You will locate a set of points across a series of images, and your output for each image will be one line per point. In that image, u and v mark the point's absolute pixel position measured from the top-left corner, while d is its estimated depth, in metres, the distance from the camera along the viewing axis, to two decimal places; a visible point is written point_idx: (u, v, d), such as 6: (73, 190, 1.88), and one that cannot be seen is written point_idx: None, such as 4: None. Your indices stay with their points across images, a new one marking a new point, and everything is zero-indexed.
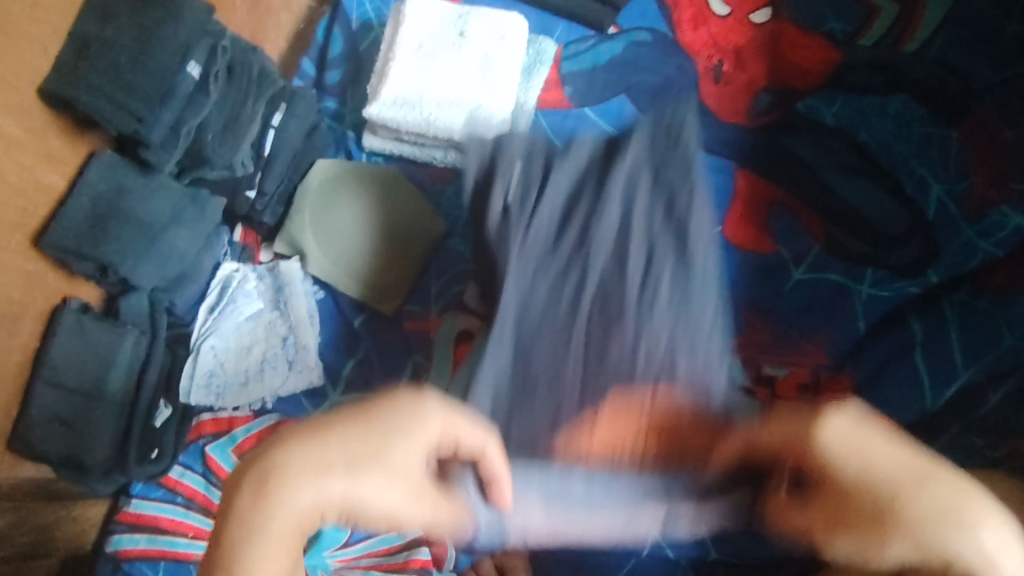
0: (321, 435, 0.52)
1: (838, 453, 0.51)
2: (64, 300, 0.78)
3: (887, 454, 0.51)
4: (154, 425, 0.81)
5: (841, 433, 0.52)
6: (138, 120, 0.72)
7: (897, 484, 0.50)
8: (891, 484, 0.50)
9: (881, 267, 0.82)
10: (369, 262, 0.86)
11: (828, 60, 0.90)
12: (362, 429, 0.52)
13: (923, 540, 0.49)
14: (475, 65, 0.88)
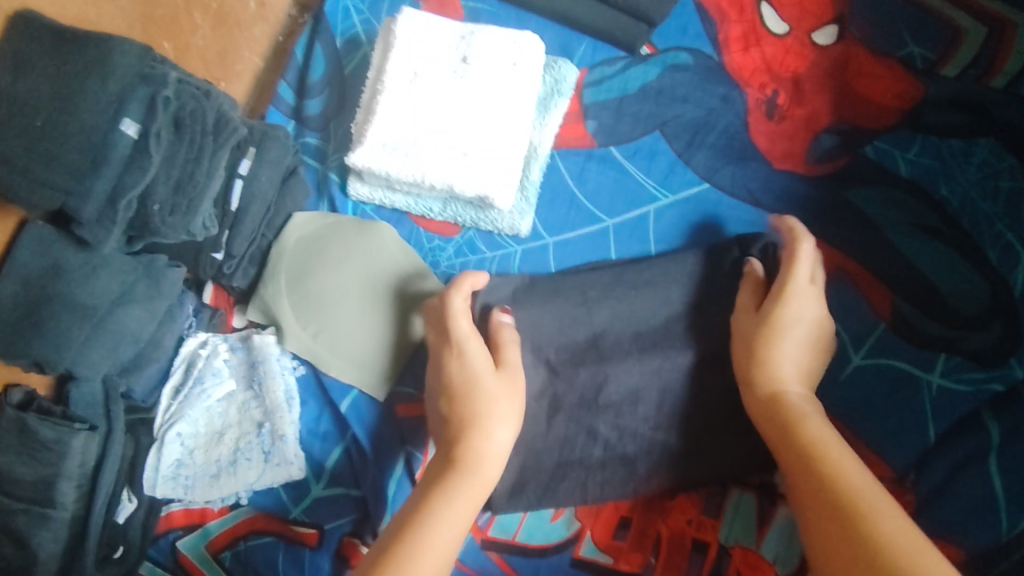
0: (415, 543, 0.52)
1: (796, 396, 0.61)
2: (3, 389, 0.67)
3: (880, 491, 0.51)
4: (116, 521, 0.72)
5: (791, 370, 0.63)
6: (63, 194, 0.60)
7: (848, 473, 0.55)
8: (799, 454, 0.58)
9: (955, 352, 0.71)
10: (355, 335, 0.74)
11: (905, 94, 0.76)
12: (448, 500, 0.57)
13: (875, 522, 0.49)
14: (482, 99, 0.73)
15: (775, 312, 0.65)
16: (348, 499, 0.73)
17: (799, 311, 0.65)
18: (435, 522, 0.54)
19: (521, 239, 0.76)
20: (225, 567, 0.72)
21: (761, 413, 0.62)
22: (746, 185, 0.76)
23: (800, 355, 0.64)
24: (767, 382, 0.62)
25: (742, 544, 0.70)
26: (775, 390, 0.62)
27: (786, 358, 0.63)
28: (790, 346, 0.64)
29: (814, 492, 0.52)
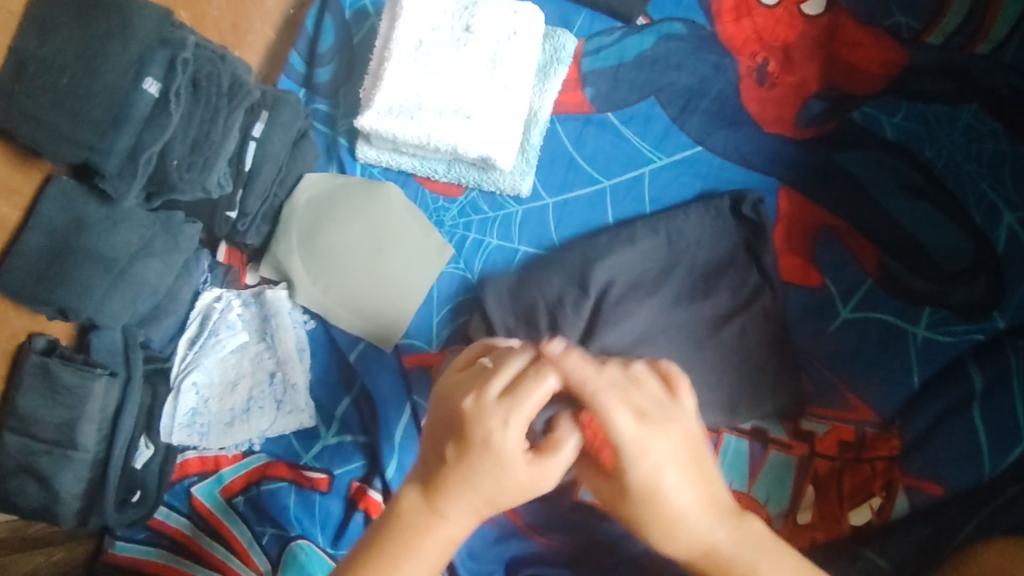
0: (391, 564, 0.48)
1: (711, 552, 0.49)
2: (28, 338, 0.71)
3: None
4: (134, 466, 0.75)
5: (679, 490, 0.48)
6: (88, 149, 0.63)
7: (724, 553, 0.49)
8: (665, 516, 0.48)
9: (940, 306, 0.74)
10: (362, 290, 0.77)
11: (890, 61, 0.79)
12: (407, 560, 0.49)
13: None
14: (483, 66, 0.77)
15: (608, 432, 0.48)
16: (357, 446, 0.76)
17: (654, 452, 0.47)
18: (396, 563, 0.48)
19: (521, 199, 0.80)
20: (239, 510, 0.76)
21: (670, 556, 0.51)
22: (736, 148, 0.79)
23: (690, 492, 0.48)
24: (686, 539, 0.49)
25: (737, 487, 0.73)
26: (698, 523, 0.48)
27: (628, 437, 0.47)
28: (680, 485, 0.48)
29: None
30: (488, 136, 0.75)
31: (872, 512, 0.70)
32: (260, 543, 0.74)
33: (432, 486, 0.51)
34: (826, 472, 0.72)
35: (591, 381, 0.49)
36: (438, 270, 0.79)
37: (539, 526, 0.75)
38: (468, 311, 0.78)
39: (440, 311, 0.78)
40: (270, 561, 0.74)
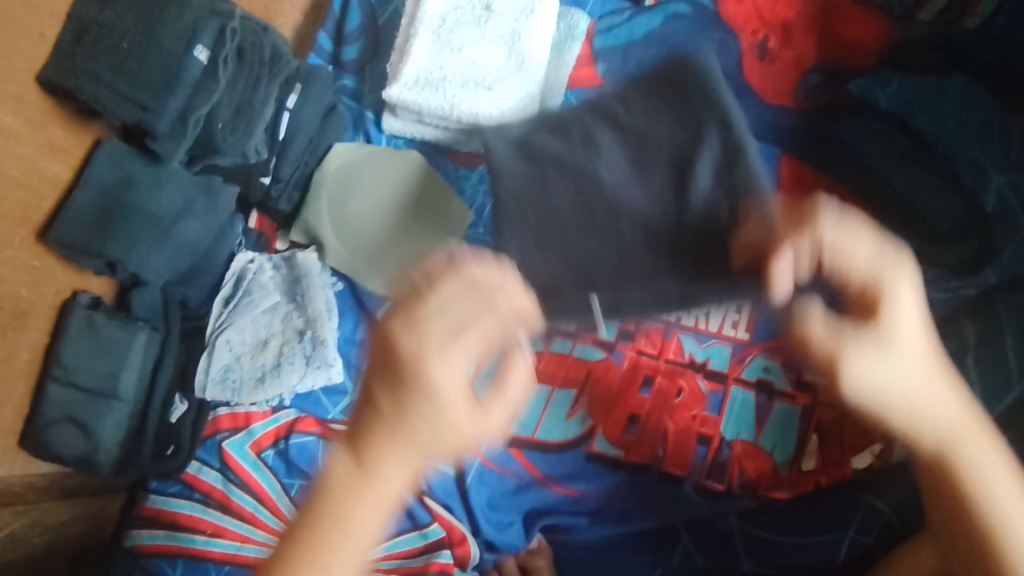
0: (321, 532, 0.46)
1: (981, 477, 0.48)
2: (74, 295, 0.75)
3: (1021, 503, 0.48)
4: (170, 421, 0.79)
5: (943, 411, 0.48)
6: (142, 109, 0.67)
7: (863, 379, 0.47)
8: (941, 419, 0.48)
9: (934, 265, 0.78)
10: (390, 249, 0.81)
11: (885, 37, 0.84)
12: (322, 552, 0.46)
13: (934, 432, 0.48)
14: (503, 41, 0.82)
15: (880, 304, 0.47)
16: None
17: (885, 271, 0.47)
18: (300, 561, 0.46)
19: None
20: (269, 465, 0.80)
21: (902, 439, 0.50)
22: (740, 120, 0.84)
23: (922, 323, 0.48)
24: (934, 426, 0.48)
25: (742, 437, 0.77)
26: (956, 420, 0.49)
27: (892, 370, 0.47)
28: (903, 362, 0.47)
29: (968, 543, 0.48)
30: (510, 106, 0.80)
31: (873, 456, 0.75)
32: (289, 494, 0.78)
33: (358, 438, 0.46)
34: (827, 421, 0.77)
35: (857, 267, 0.47)
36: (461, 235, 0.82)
37: (556, 476, 0.78)
38: None
39: None
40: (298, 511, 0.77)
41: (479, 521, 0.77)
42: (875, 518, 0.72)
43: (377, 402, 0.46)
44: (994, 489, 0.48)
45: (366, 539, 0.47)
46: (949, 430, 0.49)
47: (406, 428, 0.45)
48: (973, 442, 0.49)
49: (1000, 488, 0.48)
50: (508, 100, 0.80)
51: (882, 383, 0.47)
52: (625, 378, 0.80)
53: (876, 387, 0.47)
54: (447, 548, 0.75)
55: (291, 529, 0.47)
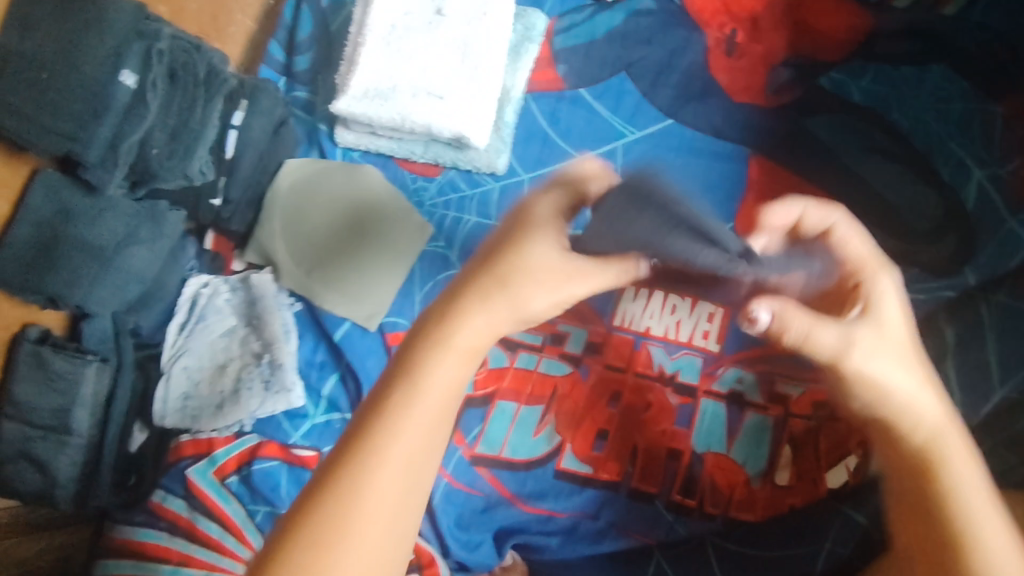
0: (410, 388, 0.43)
1: (925, 447, 0.47)
2: (22, 329, 0.72)
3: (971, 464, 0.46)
4: (129, 450, 0.79)
5: (903, 381, 0.47)
6: (70, 140, 0.64)
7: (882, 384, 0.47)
8: (931, 434, 0.47)
9: (913, 263, 0.74)
10: (345, 269, 0.79)
11: (857, 27, 0.80)
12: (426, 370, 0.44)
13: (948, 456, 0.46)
14: (456, 47, 0.79)
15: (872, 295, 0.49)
16: (345, 423, 0.78)
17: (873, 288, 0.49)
18: (399, 425, 0.42)
19: (498, 176, 0.81)
20: (232, 492, 0.77)
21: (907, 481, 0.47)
22: (708, 119, 0.80)
23: (910, 389, 0.47)
24: (912, 415, 0.47)
25: (713, 450, 0.75)
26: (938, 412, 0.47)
27: (895, 381, 0.47)
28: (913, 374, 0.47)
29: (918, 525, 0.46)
30: (463, 115, 0.77)
31: (848, 473, 0.73)
32: (254, 520, 0.76)
33: (437, 319, 0.47)
34: (800, 432, 0.75)
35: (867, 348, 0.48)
36: (419, 248, 0.80)
37: (525, 496, 0.76)
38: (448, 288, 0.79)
39: (422, 289, 0.79)
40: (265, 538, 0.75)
41: (449, 544, 0.75)
42: (850, 532, 0.71)
43: (485, 291, 0.47)
44: (983, 530, 0.44)
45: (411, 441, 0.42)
46: (968, 493, 0.45)
47: (447, 387, 0.44)
48: (964, 464, 0.46)
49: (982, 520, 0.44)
50: (462, 109, 0.77)
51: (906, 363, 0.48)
52: (593, 393, 0.77)
53: (902, 396, 0.47)
54: (416, 572, 0.73)
55: (341, 449, 0.42)
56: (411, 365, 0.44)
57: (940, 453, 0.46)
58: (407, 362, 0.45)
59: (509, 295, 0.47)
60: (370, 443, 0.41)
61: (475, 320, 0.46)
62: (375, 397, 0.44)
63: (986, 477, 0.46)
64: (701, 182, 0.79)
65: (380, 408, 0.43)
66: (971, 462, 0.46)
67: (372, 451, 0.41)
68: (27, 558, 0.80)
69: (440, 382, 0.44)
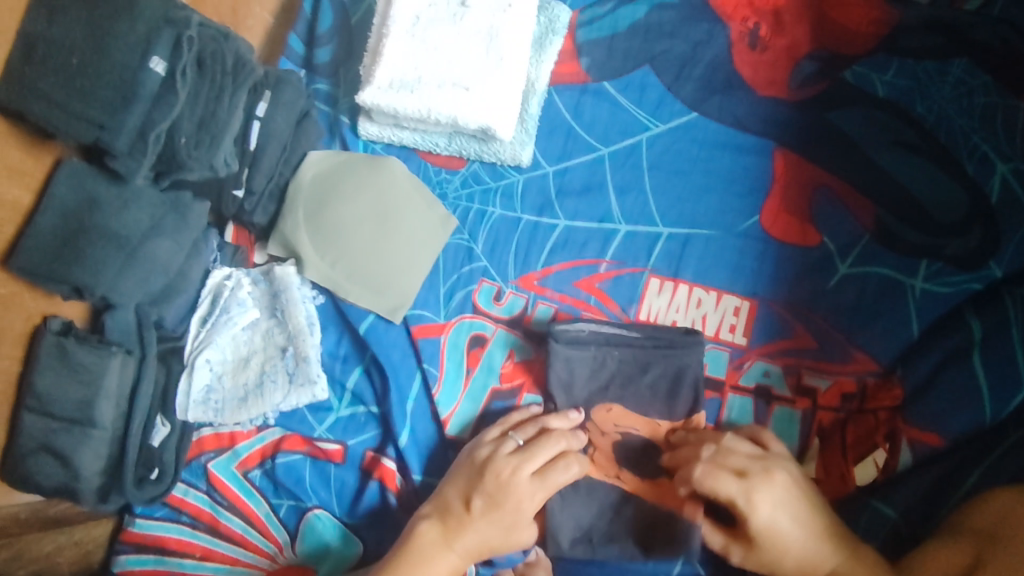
0: (427, 570, 0.65)
1: (795, 545, 0.62)
2: (43, 321, 0.72)
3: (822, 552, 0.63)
4: (151, 444, 0.76)
5: (769, 507, 0.63)
6: (99, 127, 0.64)
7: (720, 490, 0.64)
8: (793, 525, 0.63)
9: (935, 258, 0.75)
10: (370, 261, 0.78)
11: (880, 21, 0.81)
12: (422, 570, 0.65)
13: (803, 542, 0.63)
14: (479, 39, 0.78)
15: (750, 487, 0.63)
16: (370, 416, 0.78)
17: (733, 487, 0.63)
18: (415, 575, 0.65)
19: (523, 169, 0.81)
20: (255, 484, 0.78)
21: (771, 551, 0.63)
22: (731, 112, 0.80)
23: (793, 521, 0.63)
24: (765, 524, 0.62)
25: None
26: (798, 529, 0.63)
27: (766, 513, 0.62)
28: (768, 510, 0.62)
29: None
30: (488, 104, 0.76)
31: (877, 469, 0.71)
32: (278, 513, 0.77)
33: (448, 519, 0.68)
34: (829, 424, 0.73)
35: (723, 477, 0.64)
36: (443, 241, 0.80)
37: None
38: (473, 281, 0.79)
39: (447, 282, 0.79)
40: (289, 532, 0.76)
41: None
42: (880, 524, 0.69)
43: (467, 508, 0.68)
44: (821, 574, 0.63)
45: (430, 575, 0.65)
46: (802, 558, 0.63)
47: (434, 557, 0.66)
48: (810, 552, 0.63)
49: (818, 571, 0.63)
50: (487, 98, 0.77)
51: (768, 490, 0.63)
52: None
53: (760, 487, 0.63)
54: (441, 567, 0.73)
55: (383, 565, 0.66)
56: (430, 547, 0.66)
57: (800, 538, 0.63)
58: (394, 559, 0.66)
59: (517, 540, 0.63)
60: (387, 571, 0.66)
61: (476, 524, 0.67)
62: (394, 569, 0.65)
63: (829, 551, 0.63)
64: (724, 177, 0.79)
65: (385, 571, 0.66)
66: (815, 544, 0.63)
67: (397, 565, 0.66)
68: (47, 554, 0.77)
69: (450, 545, 0.67)
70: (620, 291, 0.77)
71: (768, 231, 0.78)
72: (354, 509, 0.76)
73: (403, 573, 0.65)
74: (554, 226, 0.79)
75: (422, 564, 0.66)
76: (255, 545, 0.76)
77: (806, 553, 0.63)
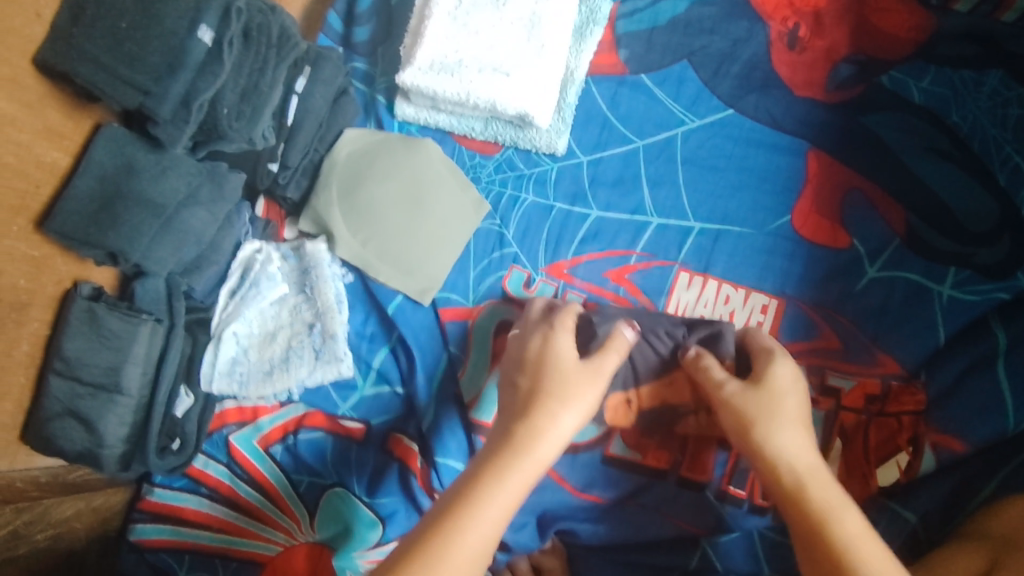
0: (501, 469, 0.53)
1: (822, 493, 0.55)
2: (75, 285, 0.72)
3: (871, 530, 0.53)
4: (175, 414, 0.76)
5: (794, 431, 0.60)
6: (143, 93, 0.63)
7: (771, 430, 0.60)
8: (814, 465, 0.58)
9: (964, 266, 0.75)
10: (402, 242, 0.78)
11: (920, 28, 0.81)
12: (503, 479, 0.52)
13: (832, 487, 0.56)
14: (521, 25, 0.78)
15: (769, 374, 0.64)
16: (394, 397, 0.78)
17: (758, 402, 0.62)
18: (491, 494, 0.51)
19: (557, 157, 0.81)
20: (276, 461, 0.78)
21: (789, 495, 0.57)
22: (768, 111, 0.81)
23: (802, 417, 0.62)
24: (789, 466, 0.58)
25: None
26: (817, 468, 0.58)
27: (790, 436, 0.59)
28: (795, 435, 0.60)
29: (827, 565, 0.51)
30: (528, 92, 0.77)
31: (899, 470, 0.71)
32: (297, 490, 0.77)
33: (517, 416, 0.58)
34: (852, 425, 0.72)
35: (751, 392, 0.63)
36: (475, 225, 0.80)
37: (569, 479, 0.76)
38: (504, 266, 0.79)
39: (477, 266, 0.79)
40: (307, 510, 0.76)
41: None
42: (900, 525, 0.69)
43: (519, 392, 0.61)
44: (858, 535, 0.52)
45: (511, 497, 0.52)
46: (853, 535, 0.52)
47: (516, 448, 0.55)
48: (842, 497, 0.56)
49: (843, 522, 0.53)
50: (527, 85, 0.77)
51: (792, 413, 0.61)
52: None
53: (782, 412, 0.61)
54: None
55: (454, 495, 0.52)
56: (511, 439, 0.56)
57: (825, 482, 0.56)
58: (470, 480, 0.52)
59: (578, 402, 0.59)
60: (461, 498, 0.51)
61: (558, 417, 0.58)
62: (468, 475, 0.53)
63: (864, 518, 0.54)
64: (757, 174, 0.80)
65: (475, 479, 0.53)
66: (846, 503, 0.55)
67: (464, 482, 0.53)
68: (65, 519, 0.79)
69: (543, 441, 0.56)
70: (648, 283, 0.77)
71: (800, 231, 0.78)
72: (374, 489, 0.75)
73: (489, 483, 0.52)
74: (586, 216, 0.79)
75: (508, 466, 0.53)
76: (271, 520, 0.76)
77: (845, 521, 0.53)
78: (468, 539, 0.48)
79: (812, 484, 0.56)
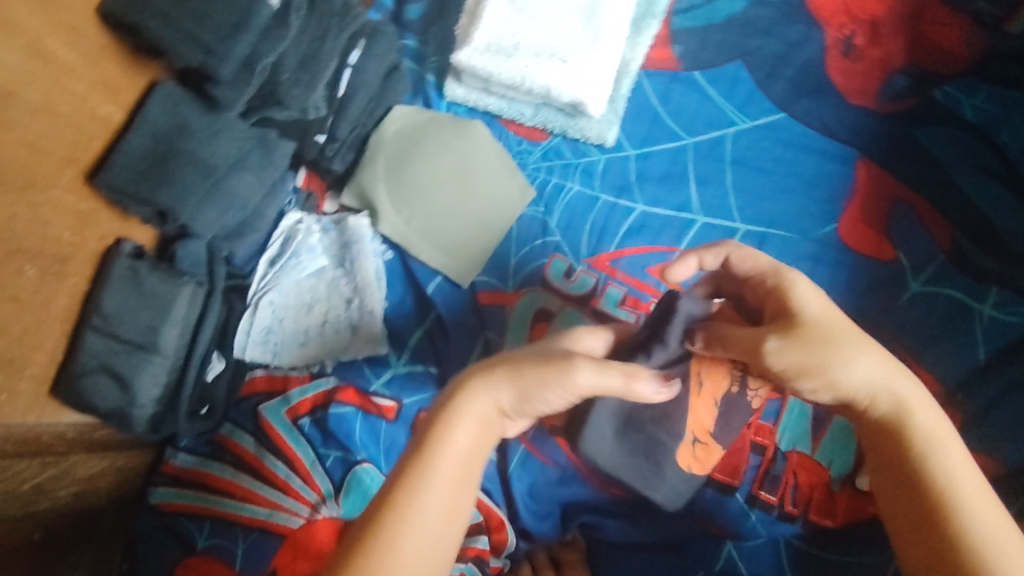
0: (462, 422, 0.49)
1: (915, 432, 0.52)
2: (116, 243, 0.70)
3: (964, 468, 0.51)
4: (205, 379, 0.75)
5: (870, 362, 0.52)
6: (206, 52, 0.62)
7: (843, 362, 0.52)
8: (898, 396, 0.53)
9: (1005, 286, 0.75)
10: (446, 223, 0.80)
11: (973, 45, 0.82)
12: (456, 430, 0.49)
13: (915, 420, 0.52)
14: (580, 13, 0.78)
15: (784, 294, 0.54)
16: (427, 376, 0.76)
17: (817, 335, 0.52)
18: (443, 447, 0.48)
19: (605, 149, 0.81)
20: (303, 433, 0.76)
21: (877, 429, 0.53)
22: (820, 117, 0.81)
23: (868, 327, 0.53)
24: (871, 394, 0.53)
25: (798, 449, 0.76)
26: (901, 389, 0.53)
27: (865, 365, 0.52)
28: (869, 361, 0.52)
29: (922, 522, 0.50)
30: (585, 79, 0.76)
31: None
32: (324, 464, 0.75)
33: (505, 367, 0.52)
34: None
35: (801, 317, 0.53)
36: (518, 210, 0.80)
37: (600, 472, 0.76)
38: (546, 254, 0.78)
39: (519, 254, 0.79)
40: (333, 485, 0.74)
41: (519, 510, 0.76)
42: None
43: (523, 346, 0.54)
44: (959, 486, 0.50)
45: (462, 457, 0.48)
46: (952, 476, 0.50)
47: (483, 407, 0.50)
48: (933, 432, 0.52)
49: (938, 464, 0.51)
50: (583, 72, 0.76)
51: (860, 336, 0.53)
52: None
53: (843, 337, 0.52)
54: (484, 534, 0.75)
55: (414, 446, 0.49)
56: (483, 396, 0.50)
57: (909, 418, 0.53)
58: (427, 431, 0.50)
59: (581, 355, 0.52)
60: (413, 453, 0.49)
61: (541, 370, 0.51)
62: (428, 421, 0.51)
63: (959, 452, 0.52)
64: (805, 179, 0.80)
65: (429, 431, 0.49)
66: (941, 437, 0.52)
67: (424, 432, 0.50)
68: (91, 477, 0.77)
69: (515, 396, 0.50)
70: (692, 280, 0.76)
71: (845, 240, 0.78)
72: None
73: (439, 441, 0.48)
74: (631, 210, 0.79)
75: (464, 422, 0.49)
76: (296, 492, 0.74)
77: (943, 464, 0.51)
78: (423, 502, 0.46)
79: (912, 419, 0.52)
